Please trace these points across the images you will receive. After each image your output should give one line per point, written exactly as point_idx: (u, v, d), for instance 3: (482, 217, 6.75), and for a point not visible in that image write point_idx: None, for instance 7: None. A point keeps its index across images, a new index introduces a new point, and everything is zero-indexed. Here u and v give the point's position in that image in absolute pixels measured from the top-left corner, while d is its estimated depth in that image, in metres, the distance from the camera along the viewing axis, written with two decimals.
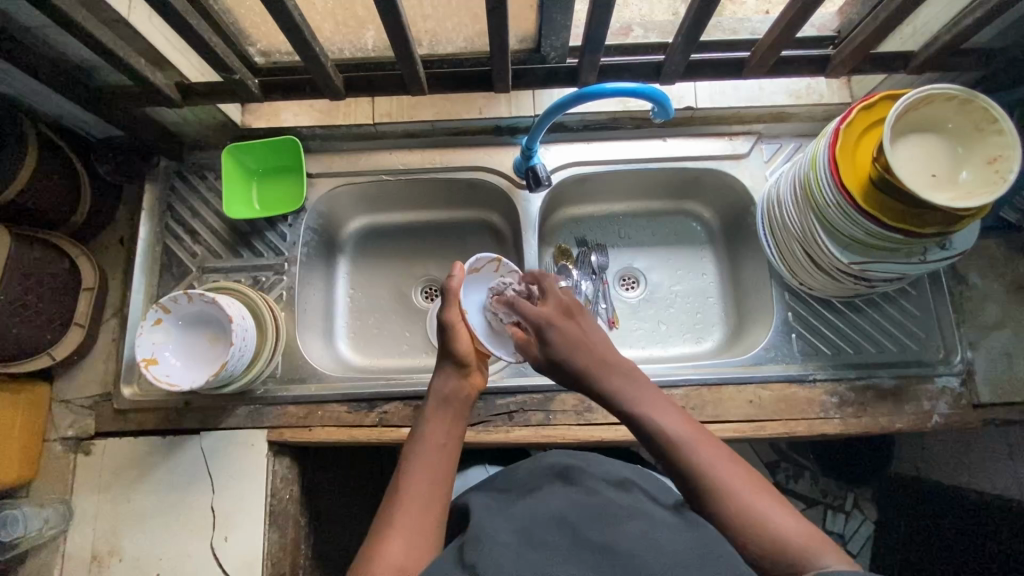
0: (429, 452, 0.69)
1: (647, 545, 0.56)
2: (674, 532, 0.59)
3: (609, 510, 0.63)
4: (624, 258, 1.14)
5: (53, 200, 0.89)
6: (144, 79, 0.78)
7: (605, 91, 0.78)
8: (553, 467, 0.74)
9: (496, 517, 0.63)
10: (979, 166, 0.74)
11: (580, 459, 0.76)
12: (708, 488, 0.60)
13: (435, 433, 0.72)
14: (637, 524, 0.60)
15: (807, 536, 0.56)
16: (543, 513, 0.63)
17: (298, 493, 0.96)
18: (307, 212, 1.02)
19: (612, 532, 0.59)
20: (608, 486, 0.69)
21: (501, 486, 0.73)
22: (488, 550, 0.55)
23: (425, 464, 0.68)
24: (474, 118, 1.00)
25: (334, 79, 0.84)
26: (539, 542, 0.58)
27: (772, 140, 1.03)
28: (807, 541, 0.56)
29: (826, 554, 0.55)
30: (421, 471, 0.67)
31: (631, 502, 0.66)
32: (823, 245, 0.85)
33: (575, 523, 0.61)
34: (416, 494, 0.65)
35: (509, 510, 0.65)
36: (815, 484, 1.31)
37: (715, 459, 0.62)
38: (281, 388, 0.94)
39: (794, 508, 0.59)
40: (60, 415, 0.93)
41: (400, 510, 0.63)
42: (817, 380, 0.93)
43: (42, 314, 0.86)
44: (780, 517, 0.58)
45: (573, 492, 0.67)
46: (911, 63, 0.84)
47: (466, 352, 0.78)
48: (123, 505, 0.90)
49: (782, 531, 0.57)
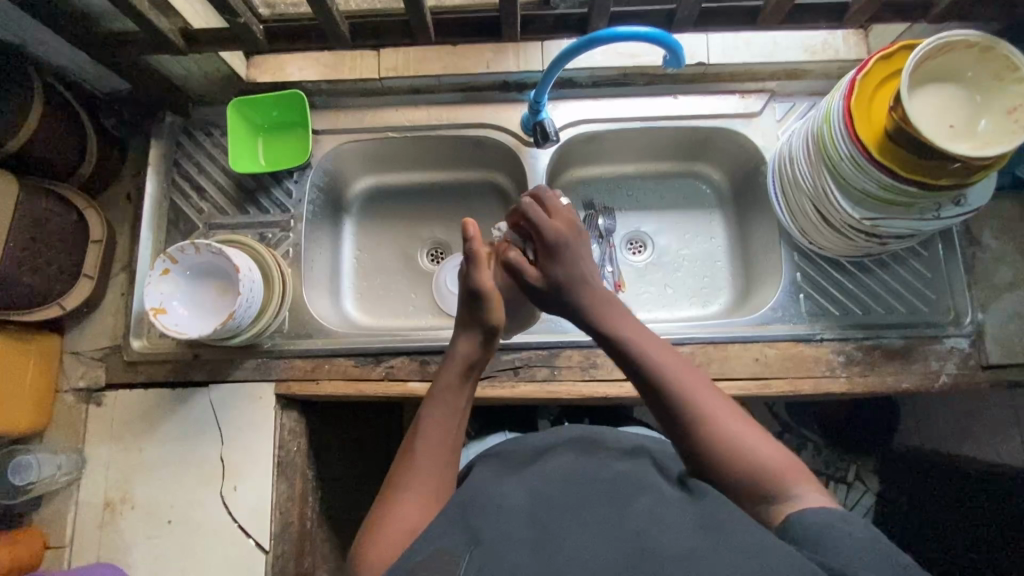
0: (438, 419, 0.68)
1: (650, 520, 0.54)
2: (683, 509, 0.56)
3: (615, 481, 0.61)
4: (632, 222, 1.13)
5: (60, 151, 0.89)
6: (148, 23, 0.77)
7: (617, 35, 0.76)
8: (567, 437, 0.74)
9: (506, 479, 0.64)
10: (998, 116, 0.73)
11: (595, 429, 0.76)
12: (704, 429, 0.62)
13: (449, 392, 0.70)
14: (643, 498, 0.58)
15: (792, 469, 0.59)
16: (549, 477, 0.63)
17: (306, 446, 0.97)
18: (313, 168, 1.01)
19: (618, 506, 0.57)
20: (621, 456, 0.69)
21: (508, 454, 0.74)
22: (495, 519, 0.56)
23: (437, 434, 0.67)
24: (482, 72, 0.98)
25: (341, 26, 0.82)
26: (542, 509, 0.57)
27: (784, 99, 1.01)
28: (787, 470, 0.59)
29: (803, 485, 0.58)
30: (429, 444, 0.66)
31: (642, 471, 0.65)
32: (834, 201, 0.84)
33: (581, 493, 0.59)
34: (425, 464, 0.65)
35: (518, 474, 0.66)
36: (817, 454, 1.29)
37: (711, 400, 0.64)
38: (289, 342, 0.95)
39: (776, 439, 0.62)
40: (71, 366, 0.95)
41: (409, 476, 0.64)
42: (824, 339, 0.93)
43: (52, 264, 0.87)
44: (767, 453, 0.60)
45: (581, 460, 0.67)
46: (932, 13, 0.82)
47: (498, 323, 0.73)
48: (135, 455, 0.91)
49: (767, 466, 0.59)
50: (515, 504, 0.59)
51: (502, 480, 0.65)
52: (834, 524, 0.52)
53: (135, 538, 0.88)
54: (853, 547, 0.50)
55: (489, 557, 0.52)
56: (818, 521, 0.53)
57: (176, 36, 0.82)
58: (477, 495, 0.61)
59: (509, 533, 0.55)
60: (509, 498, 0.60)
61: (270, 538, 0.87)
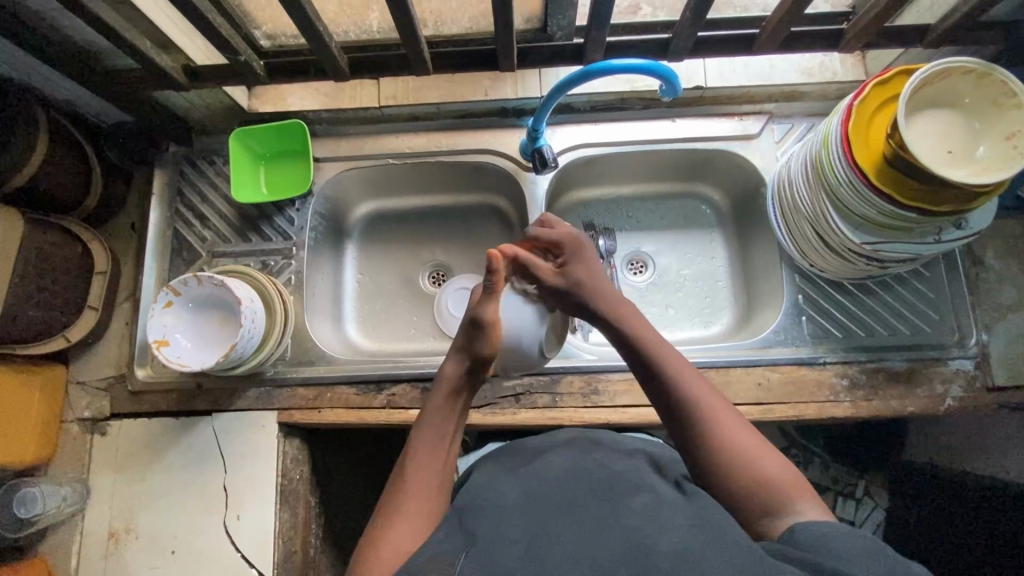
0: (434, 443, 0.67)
1: (645, 518, 0.54)
2: (677, 507, 0.56)
3: (610, 479, 0.62)
4: (632, 242, 1.13)
5: (64, 184, 0.90)
6: (150, 61, 0.79)
7: (612, 68, 0.77)
8: (562, 440, 0.75)
9: (501, 482, 0.65)
10: (996, 142, 0.72)
11: (592, 431, 0.78)
12: (706, 426, 0.63)
13: (441, 416, 0.69)
14: (640, 496, 0.58)
15: (796, 488, 0.58)
16: (546, 476, 0.64)
17: (308, 473, 0.98)
18: (314, 196, 1.02)
19: (614, 504, 0.57)
20: (618, 455, 0.70)
21: (505, 457, 0.74)
22: (489, 518, 0.57)
23: (433, 457, 0.66)
24: (480, 100, 0.99)
25: (340, 60, 0.83)
26: (538, 506, 0.58)
27: (783, 120, 1.01)
28: (790, 490, 0.58)
29: (806, 504, 0.57)
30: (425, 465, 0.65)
31: (639, 471, 0.65)
32: (834, 225, 0.84)
33: (577, 490, 0.60)
34: (421, 486, 0.64)
35: (514, 475, 0.66)
36: (825, 470, 1.25)
37: (725, 414, 0.64)
38: (290, 370, 0.95)
39: (784, 456, 0.61)
40: (75, 396, 0.95)
41: (404, 498, 0.62)
42: (827, 363, 0.92)
43: (56, 297, 0.88)
44: (772, 471, 0.59)
45: (578, 460, 0.68)
46: (928, 38, 0.82)
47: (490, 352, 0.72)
48: (139, 485, 0.91)
49: (771, 481, 0.58)
50: (512, 504, 0.59)
51: (502, 482, 0.65)
52: (834, 533, 0.51)
53: (138, 568, 0.89)
54: (849, 554, 0.49)
55: (484, 553, 0.52)
56: (817, 531, 0.52)
57: (178, 73, 0.84)
58: (475, 503, 0.61)
59: (504, 529, 0.55)
60: (506, 501, 0.60)
61: (273, 568, 0.87)
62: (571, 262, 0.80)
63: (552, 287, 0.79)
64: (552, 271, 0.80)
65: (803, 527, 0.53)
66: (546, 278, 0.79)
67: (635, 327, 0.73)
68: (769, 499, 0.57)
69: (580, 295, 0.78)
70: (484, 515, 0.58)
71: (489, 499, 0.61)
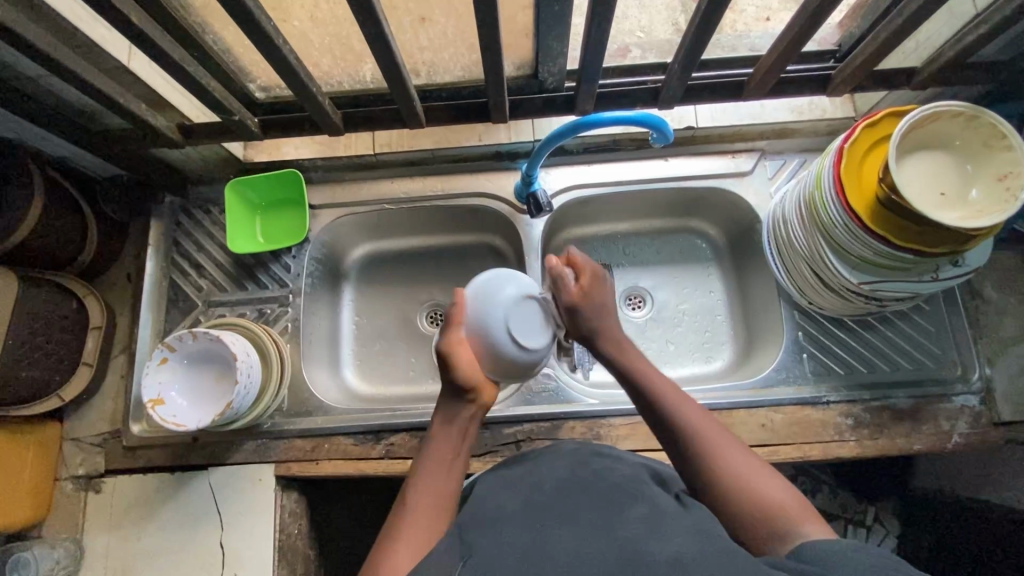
0: (435, 462, 0.67)
1: (645, 530, 0.51)
2: (677, 519, 0.53)
3: (610, 489, 0.59)
4: (630, 277, 1.12)
5: (60, 242, 0.91)
6: (144, 122, 0.80)
7: (604, 120, 0.79)
8: (563, 450, 0.71)
9: (499, 495, 0.62)
10: (990, 184, 0.73)
11: (593, 443, 0.73)
12: (700, 447, 0.63)
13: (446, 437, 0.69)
14: (639, 507, 0.56)
15: (798, 509, 0.56)
16: (544, 487, 0.61)
17: (307, 528, 0.96)
18: (310, 243, 1.02)
19: (613, 515, 0.54)
20: (620, 465, 0.66)
21: (500, 469, 0.70)
22: (488, 531, 0.54)
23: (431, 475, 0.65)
24: (474, 144, 1.01)
25: (332, 115, 0.84)
26: (536, 518, 0.55)
27: (775, 157, 1.02)
28: (791, 510, 0.56)
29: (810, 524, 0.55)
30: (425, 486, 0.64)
31: (641, 481, 0.62)
32: (831, 265, 0.83)
33: (574, 501, 0.57)
34: (422, 505, 0.62)
35: (511, 488, 0.63)
36: (834, 497, 1.22)
37: (717, 434, 0.64)
38: (287, 422, 0.94)
39: (781, 475, 0.60)
40: (71, 453, 0.94)
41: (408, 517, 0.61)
42: (831, 401, 0.92)
43: (51, 355, 0.87)
44: (771, 489, 0.58)
45: (578, 468, 0.64)
46: (915, 80, 0.83)
47: (466, 378, 0.71)
48: (134, 543, 0.90)
49: (771, 500, 0.57)
50: (507, 516, 0.57)
51: (498, 495, 0.62)
52: (842, 550, 0.49)
53: None
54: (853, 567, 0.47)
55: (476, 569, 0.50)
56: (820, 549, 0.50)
57: (173, 132, 0.85)
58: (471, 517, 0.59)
59: (499, 541, 0.52)
60: (502, 515, 0.57)
61: None
62: (595, 286, 0.79)
63: (567, 309, 0.78)
64: (575, 291, 0.78)
65: (808, 547, 0.51)
66: (567, 298, 0.78)
67: (627, 351, 0.75)
68: (772, 521, 0.56)
69: (592, 322, 0.77)
70: (482, 527, 0.55)
71: (486, 512, 0.58)
